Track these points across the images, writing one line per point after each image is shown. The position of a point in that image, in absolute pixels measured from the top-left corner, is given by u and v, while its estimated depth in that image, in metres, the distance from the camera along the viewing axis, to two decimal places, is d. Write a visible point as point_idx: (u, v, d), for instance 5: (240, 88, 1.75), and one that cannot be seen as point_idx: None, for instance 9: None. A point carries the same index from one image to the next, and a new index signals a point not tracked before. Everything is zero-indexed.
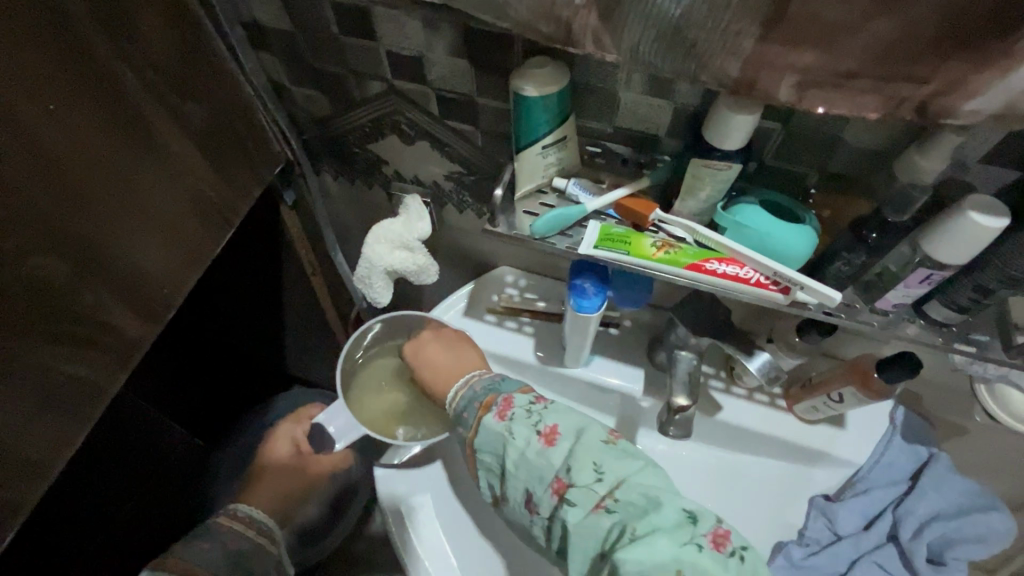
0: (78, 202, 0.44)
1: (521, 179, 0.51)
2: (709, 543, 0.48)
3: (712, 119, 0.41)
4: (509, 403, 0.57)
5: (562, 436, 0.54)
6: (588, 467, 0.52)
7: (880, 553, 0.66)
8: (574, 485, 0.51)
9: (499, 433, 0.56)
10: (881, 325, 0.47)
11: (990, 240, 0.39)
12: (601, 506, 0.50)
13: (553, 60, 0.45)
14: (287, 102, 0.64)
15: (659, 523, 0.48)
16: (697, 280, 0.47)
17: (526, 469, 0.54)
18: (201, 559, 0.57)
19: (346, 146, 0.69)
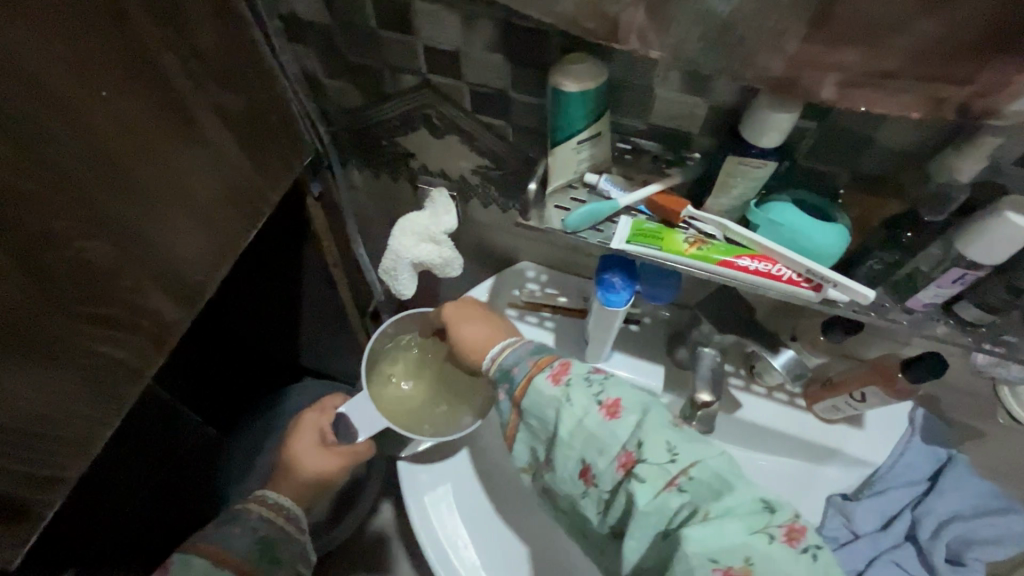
0: (125, 186, 0.44)
1: (554, 174, 0.51)
2: (783, 535, 0.47)
3: (750, 116, 0.42)
4: (567, 368, 0.55)
5: (625, 409, 0.52)
6: (663, 446, 0.50)
7: (899, 552, 0.67)
8: (643, 461, 0.50)
9: (553, 398, 0.53)
10: (909, 324, 0.48)
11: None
12: (673, 486, 0.49)
13: (591, 56, 0.45)
14: (318, 93, 0.65)
15: (732, 507, 0.47)
16: (731, 275, 0.48)
17: (584, 438, 0.52)
18: (230, 541, 0.58)
19: (375, 139, 0.70)
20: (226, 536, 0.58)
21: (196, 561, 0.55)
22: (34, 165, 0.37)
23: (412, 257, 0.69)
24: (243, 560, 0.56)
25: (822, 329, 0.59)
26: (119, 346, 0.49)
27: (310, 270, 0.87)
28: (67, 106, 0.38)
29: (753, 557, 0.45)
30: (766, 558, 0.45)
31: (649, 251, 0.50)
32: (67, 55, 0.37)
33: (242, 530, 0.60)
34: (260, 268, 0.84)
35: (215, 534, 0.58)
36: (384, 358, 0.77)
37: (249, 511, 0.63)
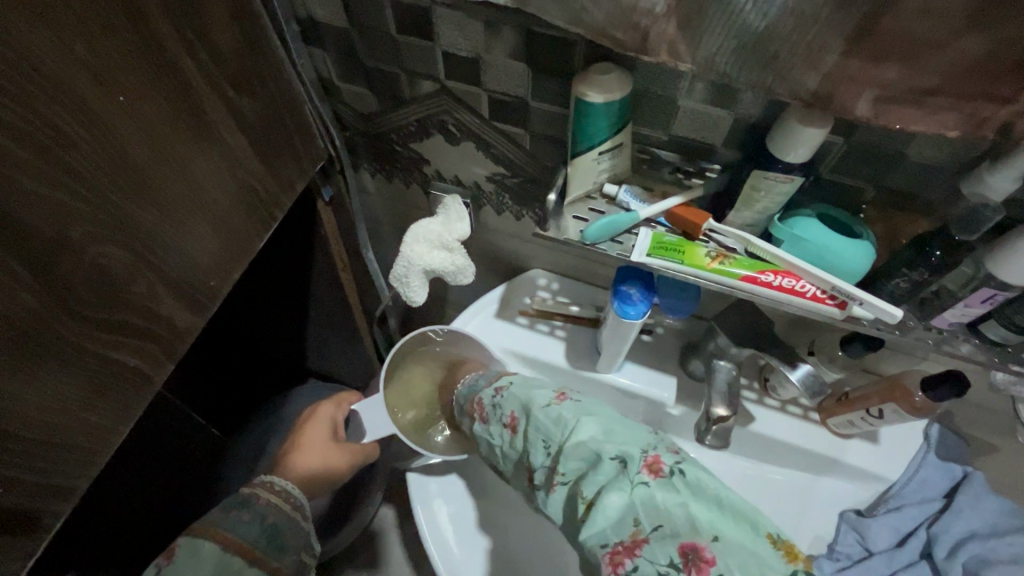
0: (141, 192, 0.44)
1: (573, 185, 0.51)
2: (646, 475, 0.50)
3: (779, 130, 0.41)
4: (481, 405, 0.62)
5: (520, 417, 0.57)
6: (540, 447, 0.54)
7: (914, 570, 0.65)
8: (534, 468, 0.55)
9: (482, 434, 0.62)
10: (935, 342, 0.47)
11: None
12: (557, 484, 0.52)
13: (616, 66, 0.45)
14: (333, 97, 0.64)
15: (603, 480, 0.50)
16: (755, 290, 0.47)
17: (507, 458, 0.59)
18: (238, 527, 0.56)
19: (388, 144, 0.69)
20: (233, 521, 0.56)
21: (205, 547, 0.53)
22: (51, 169, 0.36)
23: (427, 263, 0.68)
24: (249, 548, 0.55)
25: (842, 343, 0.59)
26: (132, 354, 0.48)
27: (319, 273, 0.86)
28: (85, 108, 0.37)
29: (640, 516, 0.47)
30: (648, 511, 0.47)
31: (674, 265, 0.48)
32: (86, 57, 0.37)
33: (251, 517, 0.58)
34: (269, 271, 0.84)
35: (225, 520, 0.56)
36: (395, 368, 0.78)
37: (258, 496, 0.61)
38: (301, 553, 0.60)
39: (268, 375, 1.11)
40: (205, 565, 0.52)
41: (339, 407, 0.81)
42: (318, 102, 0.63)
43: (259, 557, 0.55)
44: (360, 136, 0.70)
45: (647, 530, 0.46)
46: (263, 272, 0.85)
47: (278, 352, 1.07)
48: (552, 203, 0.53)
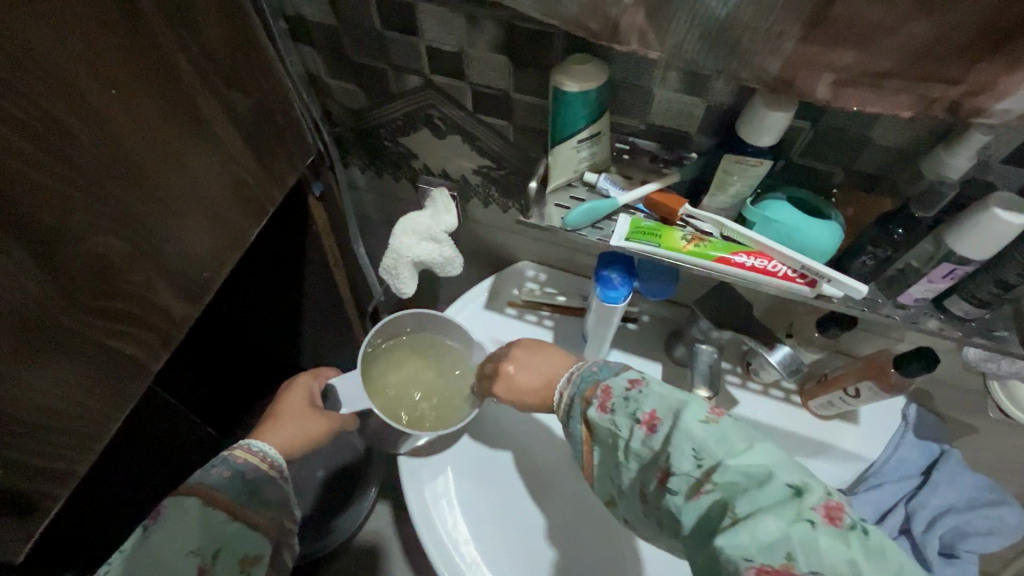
0: (135, 183, 0.45)
1: (554, 173, 0.52)
2: (822, 517, 0.41)
3: (747, 115, 0.43)
4: (607, 392, 0.52)
5: (658, 419, 0.48)
6: (687, 454, 0.45)
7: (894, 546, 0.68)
8: (674, 473, 0.46)
9: (600, 427, 0.51)
10: (903, 319, 0.49)
11: (1011, 235, 0.40)
12: (705, 492, 0.44)
13: (593, 57, 0.46)
14: (323, 94, 0.66)
15: (764, 501, 0.42)
16: (731, 271, 0.49)
17: (631, 459, 0.50)
18: (220, 484, 0.53)
19: (377, 140, 0.71)
20: (211, 476, 0.53)
21: (187, 501, 0.50)
22: (50, 159, 0.38)
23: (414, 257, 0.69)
24: (231, 503, 0.52)
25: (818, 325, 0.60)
26: (127, 343, 0.49)
27: (311, 269, 0.88)
28: (82, 100, 0.39)
29: (795, 550, 0.39)
30: (808, 551, 0.39)
31: (652, 247, 0.50)
32: (83, 50, 0.38)
33: (232, 474, 0.54)
34: (263, 266, 0.85)
35: (203, 475, 0.53)
36: (375, 359, 0.75)
37: (237, 456, 0.57)
38: (282, 513, 0.57)
39: (262, 373, 1.12)
40: (189, 517, 0.49)
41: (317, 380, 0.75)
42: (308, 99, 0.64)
43: (241, 510, 0.53)
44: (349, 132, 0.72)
45: (802, 566, 0.39)
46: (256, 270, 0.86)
47: (271, 351, 1.08)
48: (534, 192, 0.54)
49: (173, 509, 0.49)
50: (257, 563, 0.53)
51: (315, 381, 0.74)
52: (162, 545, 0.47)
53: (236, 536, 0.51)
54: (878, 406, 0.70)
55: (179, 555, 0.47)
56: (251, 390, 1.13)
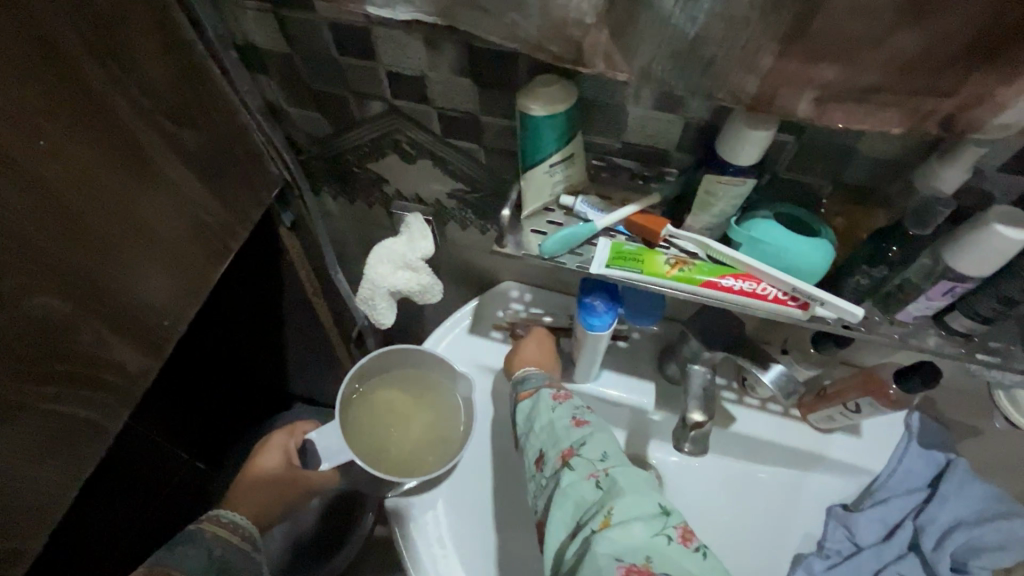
0: (75, 236, 0.42)
1: (527, 198, 0.49)
2: (678, 536, 0.48)
3: (727, 132, 0.40)
4: (565, 394, 0.61)
5: (590, 424, 0.57)
6: (603, 449, 0.54)
7: (903, 563, 0.65)
8: (579, 455, 0.54)
9: (544, 406, 0.60)
10: (902, 337, 0.46)
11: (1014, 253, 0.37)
12: (594, 478, 0.52)
13: (560, 77, 0.43)
14: (284, 123, 0.63)
15: (638, 511, 0.49)
16: (720, 296, 0.46)
17: (547, 432, 0.58)
18: (185, 565, 0.59)
19: (345, 165, 0.68)
20: (184, 554, 0.60)
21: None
22: None
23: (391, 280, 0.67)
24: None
25: (814, 342, 0.58)
26: (83, 405, 0.47)
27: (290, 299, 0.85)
28: (7, 156, 0.36)
29: (652, 556, 0.47)
30: (665, 561, 0.47)
31: (637, 275, 0.48)
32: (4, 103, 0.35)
33: (198, 550, 0.62)
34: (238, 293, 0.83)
35: (172, 556, 0.59)
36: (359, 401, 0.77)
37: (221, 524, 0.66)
38: None
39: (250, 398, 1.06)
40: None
41: (291, 436, 0.81)
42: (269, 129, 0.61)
43: None
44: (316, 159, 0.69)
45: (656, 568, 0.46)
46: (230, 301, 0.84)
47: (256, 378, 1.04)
48: (508, 218, 0.51)
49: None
50: None
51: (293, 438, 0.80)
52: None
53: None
54: (877, 420, 0.69)
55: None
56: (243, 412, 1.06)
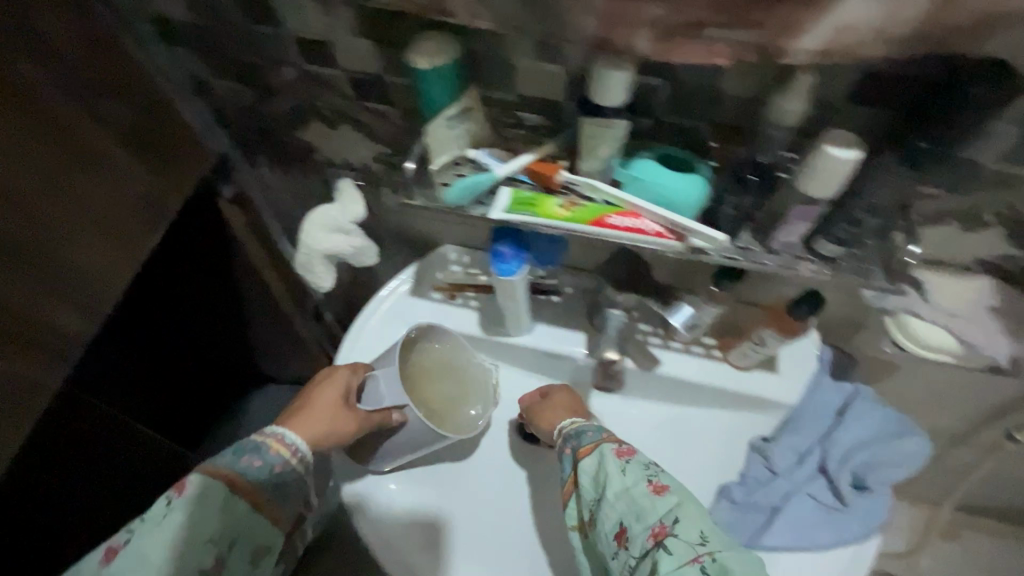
0: (11, 212, 0.51)
1: (432, 151, 0.52)
2: None
3: (592, 78, 0.44)
4: (631, 448, 0.59)
5: (670, 490, 0.55)
6: (701, 528, 0.52)
7: (812, 485, 0.67)
8: (676, 535, 0.52)
9: (613, 466, 0.58)
10: (778, 264, 0.51)
11: (849, 172, 0.41)
12: (698, 563, 0.50)
13: (440, 32, 0.46)
14: (209, 94, 0.65)
15: None
16: (608, 235, 0.50)
17: (626, 501, 0.55)
18: (250, 470, 0.58)
19: (276, 135, 0.70)
20: (247, 467, 0.58)
21: (211, 482, 0.55)
22: None
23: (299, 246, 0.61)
24: (255, 491, 0.57)
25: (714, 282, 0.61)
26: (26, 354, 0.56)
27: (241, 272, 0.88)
28: None
29: None
30: None
31: (534, 221, 0.51)
32: None
33: (260, 464, 0.59)
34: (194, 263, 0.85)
35: (232, 460, 0.58)
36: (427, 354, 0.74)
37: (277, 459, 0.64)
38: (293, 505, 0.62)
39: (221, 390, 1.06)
40: (213, 501, 0.54)
41: (354, 374, 0.69)
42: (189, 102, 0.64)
43: (262, 502, 0.58)
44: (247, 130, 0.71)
45: None
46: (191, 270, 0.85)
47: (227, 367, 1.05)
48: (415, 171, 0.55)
49: (213, 492, 0.55)
50: (266, 553, 0.60)
51: (358, 374, 0.68)
52: (166, 530, 0.52)
53: (240, 524, 0.56)
54: (790, 348, 0.72)
55: (198, 542, 0.53)
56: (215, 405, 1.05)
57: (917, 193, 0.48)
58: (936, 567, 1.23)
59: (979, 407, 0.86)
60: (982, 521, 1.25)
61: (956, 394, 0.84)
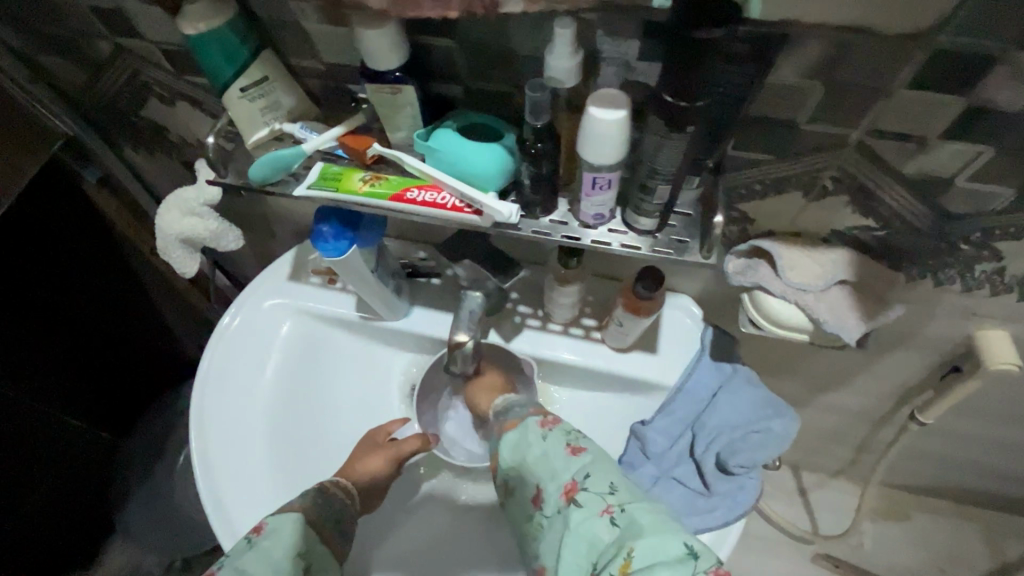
0: None
1: (432, 162, 0.47)
2: None
3: (594, 98, 0.38)
4: (553, 417, 0.58)
5: (587, 452, 0.53)
6: (618, 487, 0.50)
7: (680, 470, 0.67)
8: (585, 489, 0.50)
9: (532, 434, 0.57)
10: (781, 283, 0.55)
11: (781, 258, 0.55)
12: (608, 513, 0.48)
13: (401, 36, 0.42)
14: (64, 54, 0.60)
15: (658, 551, 0.43)
16: (642, 240, 0.47)
17: (542, 467, 0.54)
18: (289, 535, 0.55)
19: (122, 114, 0.68)
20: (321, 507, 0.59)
21: (288, 518, 0.56)
22: None
23: (355, 245, 0.57)
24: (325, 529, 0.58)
25: (755, 322, 0.59)
26: None
27: (275, 250, 0.91)
28: None
29: None
30: None
31: (569, 220, 0.49)
32: None
33: (325, 499, 0.60)
34: (36, 236, 0.83)
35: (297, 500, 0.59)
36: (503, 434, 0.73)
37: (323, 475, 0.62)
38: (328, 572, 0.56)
39: (159, 385, 1.17)
40: (290, 531, 0.55)
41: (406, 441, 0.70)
42: (142, 55, 0.57)
43: (328, 536, 0.58)
44: (93, 111, 0.68)
45: None
46: (48, 250, 0.85)
47: (155, 370, 1.14)
48: (405, 172, 0.49)
49: (319, 523, 0.57)
50: None
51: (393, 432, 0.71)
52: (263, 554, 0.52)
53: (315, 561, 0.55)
54: (750, 372, 0.68)
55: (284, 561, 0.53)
56: (143, 402, 1.15)
57: (913, 210, 0.50)
58: (880, 545, 1.34)
59: (1002, 422, 0.83)
60: (920, 500, 1.35)
61: (975, 408, 0.82)
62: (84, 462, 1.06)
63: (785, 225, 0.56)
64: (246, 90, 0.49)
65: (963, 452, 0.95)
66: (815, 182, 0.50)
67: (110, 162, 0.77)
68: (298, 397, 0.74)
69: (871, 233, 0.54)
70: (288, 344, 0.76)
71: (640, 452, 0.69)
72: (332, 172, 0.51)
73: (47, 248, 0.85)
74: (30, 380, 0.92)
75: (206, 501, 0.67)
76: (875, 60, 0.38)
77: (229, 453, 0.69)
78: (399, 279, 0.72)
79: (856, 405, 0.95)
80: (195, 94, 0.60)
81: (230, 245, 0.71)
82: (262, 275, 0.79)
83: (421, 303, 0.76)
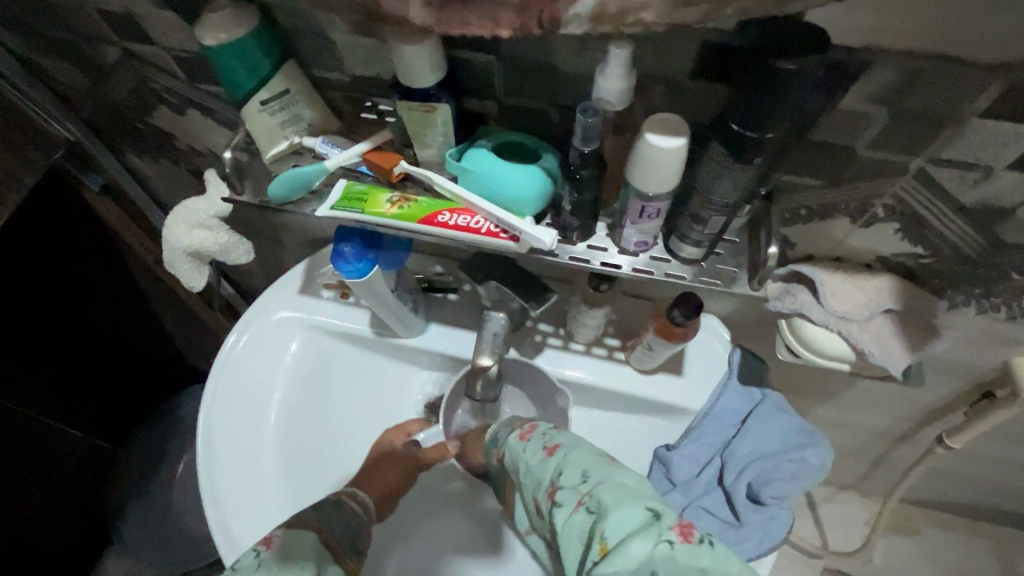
0: None
1: (464, 184, 0.45)
2: (677, 536, 0.40)
3: (649, 122, 0.36)
4: (530, 426, 0.57)
5: (562, 447, 0.52)
6: (582, 470, 0.47)
7: (708, 499, 0.65)
8: (562, 485, 0.48)
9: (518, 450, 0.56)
10: (825, 310, 0.52)
11: (823, 285, 0.52)
12: (581, 504, 0.45)
13: (439, 50, 0.39)
14: (70, 60, 0.56)
15: (627, 522, 0.41)
16: (686, 268, 0.45)
17: (531, 478, 0.52)
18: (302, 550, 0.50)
19: (128, 122, 0.64)
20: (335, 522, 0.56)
21: (303, 536, 0.51)
22: None
23: (376, 266, 0.54)
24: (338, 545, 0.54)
25: (791, 348, 0.57)
26: None
27: (283, 259, 0.88)
28: None
29: (659, 570, 0.38)
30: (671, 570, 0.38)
31: (608, 246, 0.46)
32: None
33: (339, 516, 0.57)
34: (35, 244, 0.79)
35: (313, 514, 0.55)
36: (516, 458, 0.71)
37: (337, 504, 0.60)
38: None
39: (159, 392, 1.13)
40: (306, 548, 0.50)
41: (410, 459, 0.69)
42: (154, 62, 0.54)
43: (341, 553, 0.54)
44: (97, 117, 0.65)
45: None
46: (46, 258, 0.81)
47: (154, 378, 1.11)
48: (434, 194, 0.47)
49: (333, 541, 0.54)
50: None
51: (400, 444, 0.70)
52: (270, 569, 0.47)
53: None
54: (780, 398, 0.66)
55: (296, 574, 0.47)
56: (141, 410, 1.11)
57: (966, 239, 0.48)
58: (890, 561, 1.28)
59: None
60: (931, 515, 1.30)
61: (1005, 431, 0.79)
62: (80, 473, 1.02)
63: (826, 250, 0.53)
64: (267, 103, 0.46)
65: (985, 473, 0.93)
66: (866, 210, 0.47)
67: (113, 169, 0.74)
68: (306, 414, 0.71)
69: (918, 260, 0.51)
70: (299, 355, 0.74)
71: (665, 478, 0.67)
72: (355, 191, 0.48)
73: (46, 256, 0.81)
74: (26, 391, 0.89)
75: (212, 517, 0.64)
76: (949, 88, 0.36)
77: (236, 465, 0.67)
78: (417, 296, 0.69)
79: (877, 425, 0.93)
80: (208, 104, 0.57)
81: (240, 258, 0.68)
82: (271, 287, 0.76)
83: (438, 319, 0.73)
